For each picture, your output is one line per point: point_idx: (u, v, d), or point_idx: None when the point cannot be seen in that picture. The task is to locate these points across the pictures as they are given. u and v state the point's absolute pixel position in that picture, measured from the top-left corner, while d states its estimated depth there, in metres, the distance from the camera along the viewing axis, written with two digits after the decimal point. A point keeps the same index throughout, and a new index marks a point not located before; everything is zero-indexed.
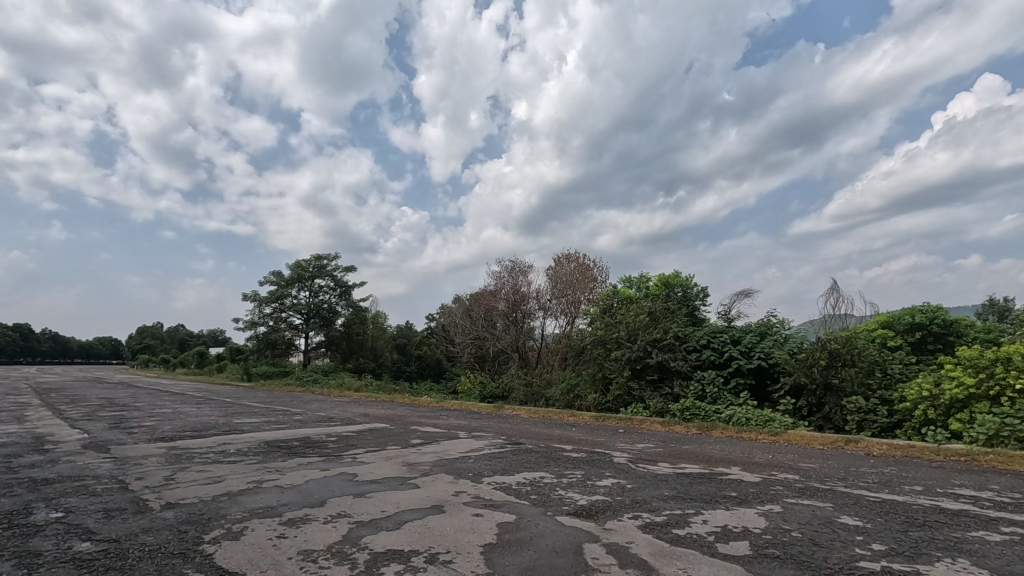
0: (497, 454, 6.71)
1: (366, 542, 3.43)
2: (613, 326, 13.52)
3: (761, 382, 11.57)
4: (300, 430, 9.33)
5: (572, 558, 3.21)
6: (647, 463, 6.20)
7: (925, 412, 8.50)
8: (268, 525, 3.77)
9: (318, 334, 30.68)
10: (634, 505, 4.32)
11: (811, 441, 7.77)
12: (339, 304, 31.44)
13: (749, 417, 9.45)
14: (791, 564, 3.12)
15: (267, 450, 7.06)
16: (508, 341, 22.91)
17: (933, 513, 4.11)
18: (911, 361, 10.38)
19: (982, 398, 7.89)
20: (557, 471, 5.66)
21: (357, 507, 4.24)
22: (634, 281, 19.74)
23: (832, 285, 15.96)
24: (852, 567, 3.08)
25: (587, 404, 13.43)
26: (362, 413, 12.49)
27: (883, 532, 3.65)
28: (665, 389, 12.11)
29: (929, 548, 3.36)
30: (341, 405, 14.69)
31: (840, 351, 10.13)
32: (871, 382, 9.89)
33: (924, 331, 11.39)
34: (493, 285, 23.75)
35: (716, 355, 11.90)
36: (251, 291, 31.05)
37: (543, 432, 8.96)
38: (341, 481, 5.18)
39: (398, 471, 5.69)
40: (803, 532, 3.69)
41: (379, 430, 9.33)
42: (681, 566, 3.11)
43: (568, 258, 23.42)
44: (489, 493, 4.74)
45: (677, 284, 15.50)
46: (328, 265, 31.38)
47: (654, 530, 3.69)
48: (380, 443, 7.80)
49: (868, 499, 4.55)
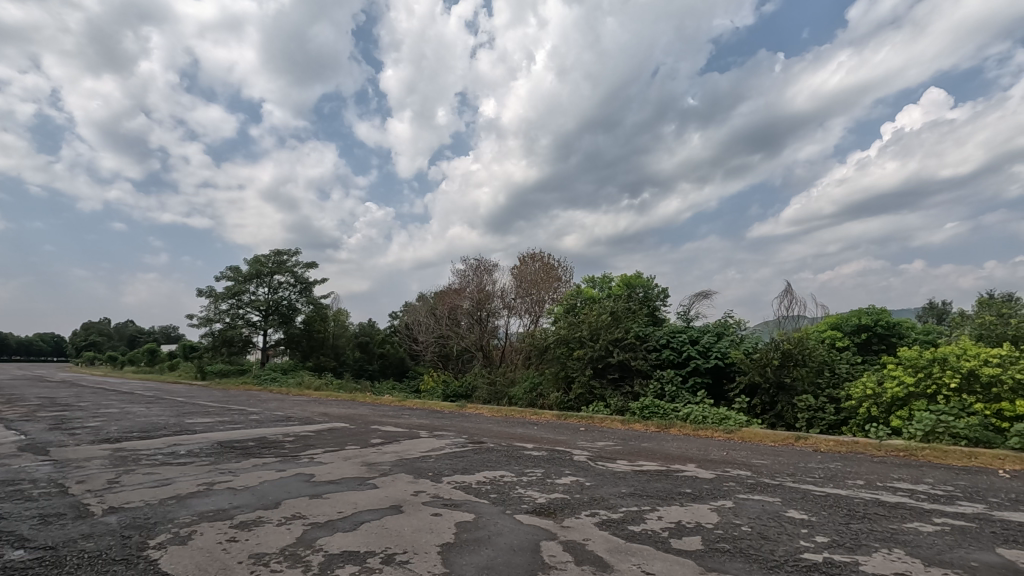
0: (458, 453, 6.68)
1: (320, 544, 3.38)
2: (576, 326, 13.68)
3: (717, 381, 11.90)
4: (256, 430, 9.10)
5: (529, 556, 3.23)
6: (606, 461, 6.30)
7: (868, 410, 8.99)
8: (218, 528, 3.66)
9: (277, 332, 30.06)
10: (592, 502, 4.37)
11: (763, 438, 8.05)
12: (299, 301, 30.75)
13: (705, 416, 9.70)
14: (739, 558, 3.23)
15: (221, 451, 6.87)
16: (472, 339, 22.87)
17: (874, 506, 4.31)
18: (857, 361, 10.89)
19: (921, 396, 8.34)
20: (517, 470, 5.67)
21: (313, 508, 4.16)
22: (597, 281, 19.98)
23: (787, 286, 16.47)
24: (796, 559, 3.21)
25: (549, 403, 13.50)
26: (321, 412, 12.24)
27: (826, 525, 3.82)
28: (625, 388, 12.33)
29: (868, 540, 3.53)
30: (299, 405, 14.32)
31: (792, 351, 10.52)
32: (820, 381, 10.31)
33: (870, 332, 11.95)
34: (458, 284, 23.51)
35: (674, 355, 12.18)
36: (206, 287, 30.01)
37: (507, 431, 8.98)
38: (297, 482, 5.07)
39: (357, 471, 5.61)
40: (752, 526, 3.82)
41: (338, 429, 9.16)
42: (635, 562, 3.17)
43: (533, 258, 23.89)
44: (448, 492, 4.71)
45: (640, 284, 15.90)
46: (288, 261, 30.62)
47: (610, 527, 3.76)
48: (339, 443, 7.65)
49: (814, 493, 4.76)
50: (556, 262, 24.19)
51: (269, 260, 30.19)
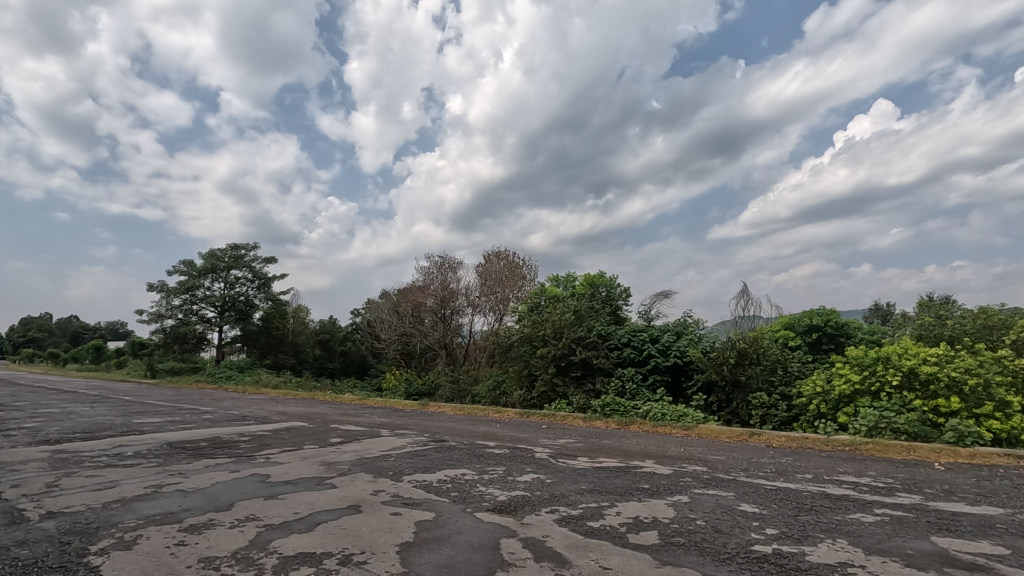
0: (420, 452, 6.64)
1: (275, 547, 3.29)
2: (539, 324, 13.76)
3: (676, 378, 12.18)
4: (209, 429, 8.83)
5: (489, 554, 3.24)
6: (567, 457, 6.37)
7: (818, 407, 9.39)
8: (165, 532, 3.52)
9: (234, 329, 29.21)
10: (552, 499, 4.41)
11: (719, 434, 8.29)
12: (257, 297, 29.92)
13: (664, 413, 9.95)
14: (694, 551, 3.32)
15: (171, 452, 6.61)
16: (435, 338, 22.76)
17: (820, 499, 4.51)
18: (808, 360, 11.34)
19: (866, 393, 8.77)
20: (479, 468, 5.69)
21: (268, 510, 4.05)
22: (561, 280, 20.08)
23: (743, 288, 16.97)
24: (747, 551, 3.33)
25: (512, 401, 13.52)
26: (279, 411, 11.86)
27: (776, 518, 3.97)
28: (588, 385, 12.47)
29: (814, 531, 3.68)
30: (255, 403, 13.87)
31: (748, 350, 10.89)
32: (773, 379, 10.68)
33: (820, 332, 12.47)
34: (422, 281, 23.30)
35: (635, 353, 12.39)
36: (158, 282, 28.80)
37: (469, 429, 8.96)
38: (252, 483, 4.94)
39: (315, 471, 5.49)
40: (707, 520, 3.93)
41: (296, 429, 8.92)
42: (594, 557, 3.21)
43: (498, 255, 23.83)
44: (408, 491, 4.66)
45: (602, 284, 16.09)
46: (246, 256, 29.69)
47: (570, 523, 3.80)
48: (297, 442, 7.48)
49: (765, 487, 4.93)
50: (521, 260, 24.21)
51: (225, 255, 29.18)
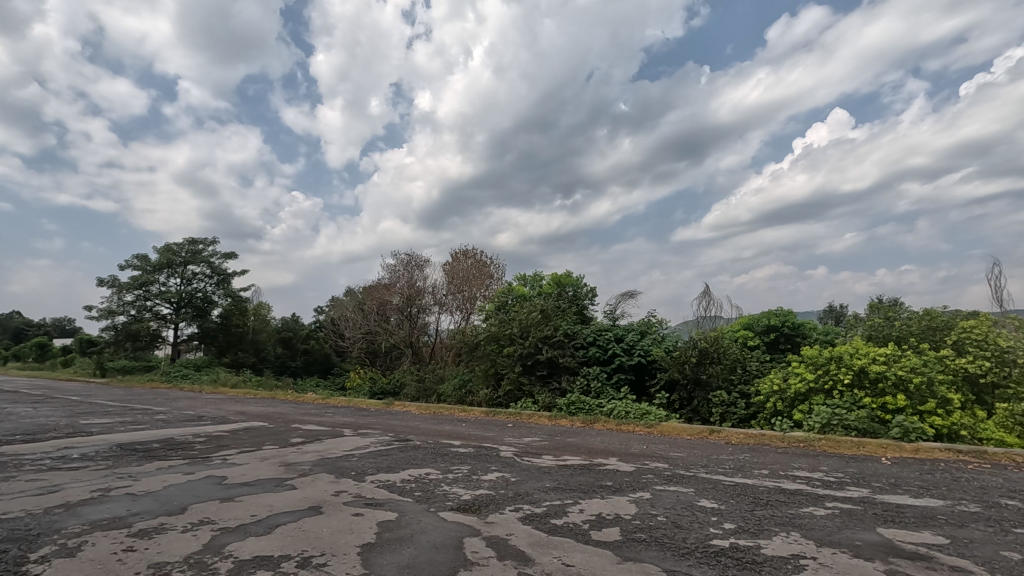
0: (383, 451, 6.55)
1: (230, 550, 3.19)
2: (506, 323, 13.77)
3: (640, 377, 12.38)
4: (163, 430, 8.51)
5: (451, 553, 3.22)
6: (533, 456, 6.40)
7: (774, 404, 9.69)
8: (113, 537, 3.37)
9: (191, 326, 28.20)
10: (516, 498, 4.42)
11: (681, 432, 8.46)
12: (215, 293, 29.02)
13: (628, 411, 10.11)
14: (654, 546, 3.38)
15: (120, 453, 6.34)
16: (401, 336, 22.31)
17: (776, 493, 4.65)
18: (766, 359, 11.71)
19: (820, 391, 9.11)
20: (444, 467, 5.65)
21: (223, 512, 3.93)
22: (528, 279, 20.13)
23: (705, 288, 17.37)
24: (706, 545, 3.41)
25: (478, 400, 13.48)
26: (237, 411, 11.50)
27: (734, 512, 4.08)
28: (553, 384, 12.54)
29: (769, 524, 3.80)
30: (212, 403, 13.42)
31: (708, 350, 11.18)
32: (733, 377, 10.98)
33: (777, 332, 12.89)
34: (388, 279, 23.01)
35: (600, 352, 12.54)
36: (108, 276, 27.56)
37: (434, 428, 8.88)
38: (207, 485, 4.77)
39: (274, 472, 5.35)
40: (667, 515, 4.01)
41: (256, 429, 8.69)
42: (556, 555, 3.23)
43: (465, 254, 23.85)
44: (371, 492, 4.60)
45: (569, 284, 16.23)
46: (204, 251, 28.72)
47: (533, 521, 3.81)
48: (256, 442, 7.29)
49: (724, 483, 5.06)
50: (488, 259, 24.31)
51: (182, 249, 28.16)
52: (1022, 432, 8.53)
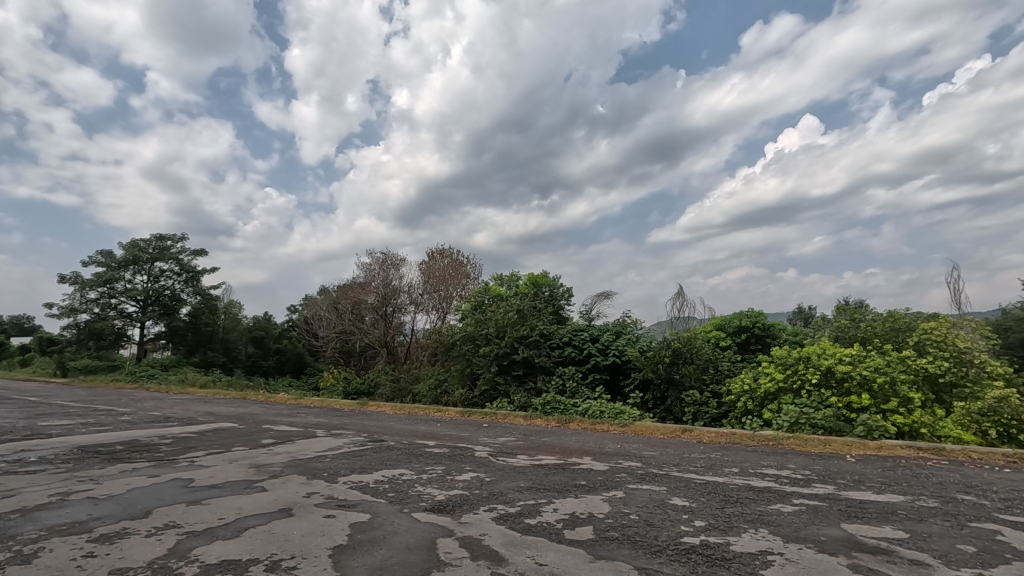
0: (357, 452, 6.49)
1: (196, 555, 3.11)
2: (482, 323, 13.76)
3: (614, 377, 12.50)
4: (127, 431, 8.26)
5: (425, 554, 3.20)
6: (507, 455, 6.41)
7: (745, 404, 9.89)
8: (72, 543, 3.26)
9: (158, 325, 27.41)
10: (490, 498, 4.42)
11: (654, 431, 8.56)
12: (184, 291, 28.28)
13: (603, 410, 10.21)
14: (627, 545, 3.41)
15: (81, 456, 6.12)
16: (376, 335, 22.09)
17: (745, 491, 4.75)
18: (737, 360, 11.95)
19: (788, 390, 9.33)
20: (418, 468, 5.61)
21: (190, 516, 3.84)
22: (504, 278, 20.13)
23: (679, 289, 17.62)
24: (676, 543, 3.46)
25: (453, 400, 13.43)
26: (205, 412, 11.23)
27: (705, 510, 4.15)
28: (529, 384, 12.57)
29: (738, 521, 3.88)
30: (180, 404, 13.09)
31: (681, 350, 11.35)
32: (705, 377, 11.18)
33: (748, 333, 13.16)
34: (363, 278, 22.76)
35: (576, 352, 12.62)
36: (70, 273, 26.64)
37: (408, 429, 8.81)
38: (173, 488, 4.65)
39: (244, 473, 5.25)
40: (639, 514, 4.06)
41: (225, 430, 8.51)
42: (530, 554, 3.24)
43: (442, 253, 23.78)
44: (343, 493, 4.54)
45: (545, 284, 16.30)
46: (172, 247, 27.98)
47: (507, 521, 3.81)
48: (225, 444, 7.13)
49: (695, 481, 5.15)
50: (464, 258, 24.30)
51: (149, 246, 27.35)
52: (978, 429, 8.88)
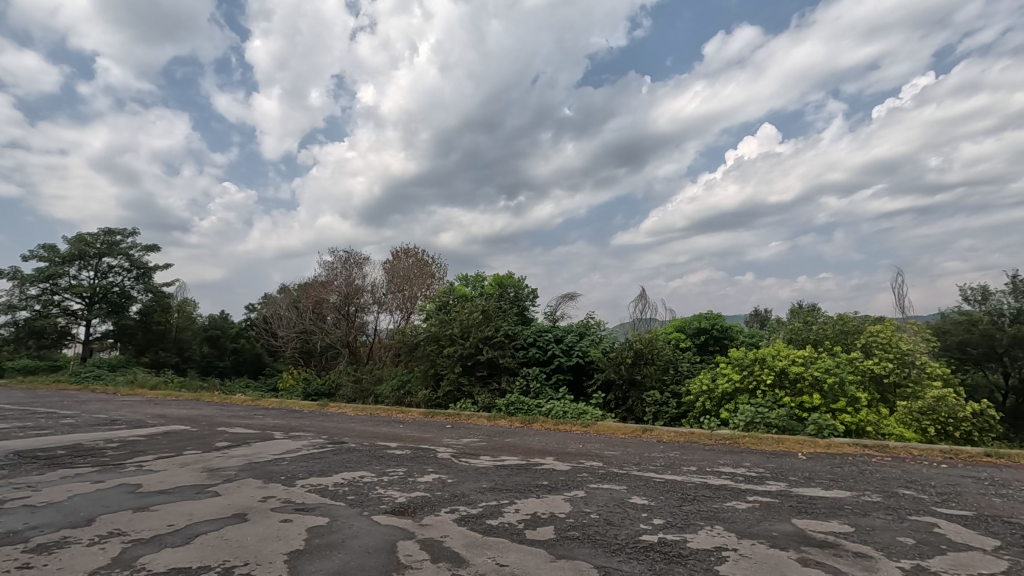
0: (316, 454, 6.35)
1: (142, 563, 2.99)
2: (447, 323, 13.70)
3: (578, 378, 12.64)
4: (70, 435, 7.86)
5: (384, 557, 3.16)
6: (470, 457, 6.39)
7: (703, 403, 10.14)
8: (6, 555, 3.08)
9: (105, 323, 26.10)
10: (452, 499, 4.39)
11: (616, 430, 8.69)
12: (134, 288, 27.11)
13: (566, 411, 10.30)
14: (587, 544, 3.45)
15: (17, 462, 5.78)
16: (338, 335, 21.66)
17: (702, 489, 4.87)
18: (696, 361, 12.26)
19: (744, 390, 9.62)
20: (379, 469, 5.53)
21: (137, 523, 3.68)
22: (470, 279, 20.07)
23: (641, 292, 17.93)
24: (635, 541, 3.52)
25: (417, 401, 13.31)
26: (156, 414, 10.80)
27: (663, 508, 4.24)
28: (493, 385, 12.56)
29: (695, 519, 3.97)
30: (128, 406, 12.52)
31: (643, 351, 11.57)
32: (666, 378, 11.44)
33: (707, 334, 13.52)
34: (325, 276, 22.31)
35: (540, 353, 12.69)
36: (9, 268, 25.21)
37: (370, 430, 8.70)
38: (119, 494, 4.45)
39: (196, 478, 5.07)
40: (600, 513, 4.11)
41: (177, 433, 8.20)
42: (491, 555, 3.24)
43: (406, 253, 23.57)
44: (301, 496, 4.44)
45: (511, 284, 16.36)
46: (122, 243, 26.77)
47: (469, 522, 3.80)
48: (177, 447, 6.87)
49: (654, 480, 5.25)
50: (430, 258, 24.16)
51: (96, 240, 26.10)
52: (919, 427, 9.34)
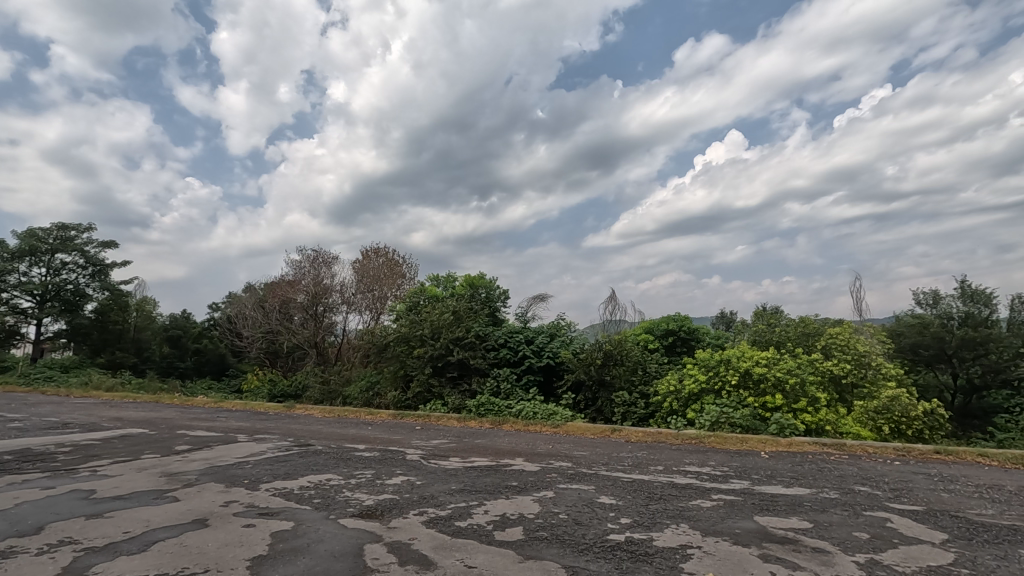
0: (281, 457, 6.22)
1: (96, 573, 2.87)
2: (417, 324, 13.60)
3: (548, 379, 12.71)
4: (17, 440, 7.49)
5: (350, 561, 3.12)
6: (439, 458, 6.35)
7: (670, 404, 10.32)
8: None
9: (58, 322, 25.03)
10: (421, 501, 4.36)
11: (585, 431, 8.77)
12: (89, 286, 26.05)
13: (536, 411, 10.33)
14: (556, 544, 3.47)
15: None
16: (305, 336, 21.21)
17: (668, 488, 4.96)
18: (664, 362, 12.48)
19: (710, 391, 9.83)
20: (346, 472, 5.44)
21: (90, 531, 3.53)
22: (441, 280, 19.96)
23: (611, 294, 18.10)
24: (603, 541, 3.55)
25: (386, 402, 13.15)
26: (112, 417, 10.38)
27: (630, 508, 4.29)
28: (463, 386, 12.50)
29: (662, 518, 4.04)
30: (82, 409, 12.00)
31: (612, 352, 11.71)
32: (634, 378, 11.60)
33: (675, 336, 13.78)
34: (293, 276, 21.86)
35: (511, 354, 12.71)
36: None
37: (338, 432, 8.55)
38: (71, 501, 4.26)
39: (154, 483, 4.89)
40: (568, 513, 4.14)
41: (134, 436, 7.90)
42: (459, 557, 3.23)
43: (376, 253, 23.30)
44: (265, 500, 4.34)
45: (482, 285, 16.36)
46: (77, 238, 25.68)
47: (437, 524, 3.78)
48: (134, 451, 6.62)
49: (622, 480, 5.31)
50: (400, 258, 23.99)
51: (49, 236, 24.98)
52: (874, 425, 9.70)
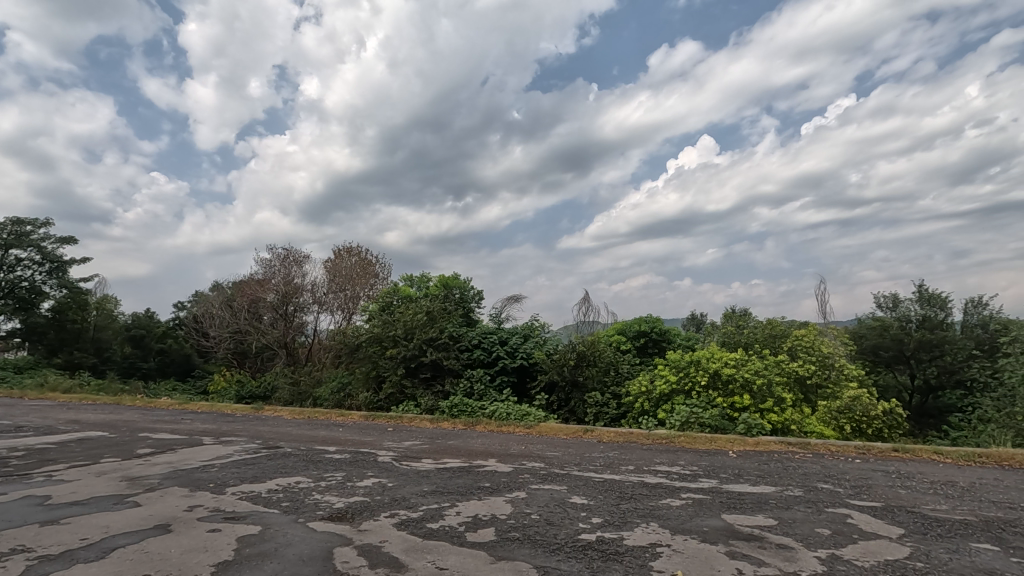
0: (249, 460, 6.08)
1: None
2: (390, 324, 13.48)
3: (522, 379, 12.74)
4: None
5: (319, 565, 3.07)
6: (411, 460, 6.30)
7: (642, 404, 10.45)
8: None
9: (11, 321, 24.02)
10: (392, 503, 4.32)
11: (557, 431, 8.82)
12: (46, 283, 25.11)
13: (510, 412, 10.34)
14: (527, 544, 3.48)
15: None
16: (275, 336, 20.74)
17: (639, 487, 5.03)
18: (636, 363, 12.65)
19: (680, 391, 10.00)
20: (315, 475, 5.36)
21: (45, 538, 3.40)
22: (415, 280, 19.81)
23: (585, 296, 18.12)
24: (574, 540, 3.58)
25: (357, 403, 13.00)
26: (69, 420, 9.99)
27: (602, 507, 4.34)
28: (436, 387, 12.42)
29: (632, 517, 4.09)
30: (37, 411, 11.56)
31: (585, 353, 11.82)
32: (607, 379, 11.73)
33: (647, 337, 13.98)
34: (262, 274, 21.42)
35: (484, 355, 12.70)
36: None
37: (308, 434, 8.42)
38: (25, 507, 4.10)
39: (114, 488, 4.74)
40: (540, 513, 4.15)
41: (94, 440, 7.63)
42: (431, 559, 3.21)
43: (349, 252, 22.93)
44: (231, 504, 4.25)
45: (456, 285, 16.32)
46: (33, 234, 24.70)
47: (408, 526, 3.75)
48: (93, 455, 6.39)
49: (594, 480, 5.36)
50: (373, 258, 23.73)
51: (2, 231, 23.94)
52: (837, 424, 10.01)
